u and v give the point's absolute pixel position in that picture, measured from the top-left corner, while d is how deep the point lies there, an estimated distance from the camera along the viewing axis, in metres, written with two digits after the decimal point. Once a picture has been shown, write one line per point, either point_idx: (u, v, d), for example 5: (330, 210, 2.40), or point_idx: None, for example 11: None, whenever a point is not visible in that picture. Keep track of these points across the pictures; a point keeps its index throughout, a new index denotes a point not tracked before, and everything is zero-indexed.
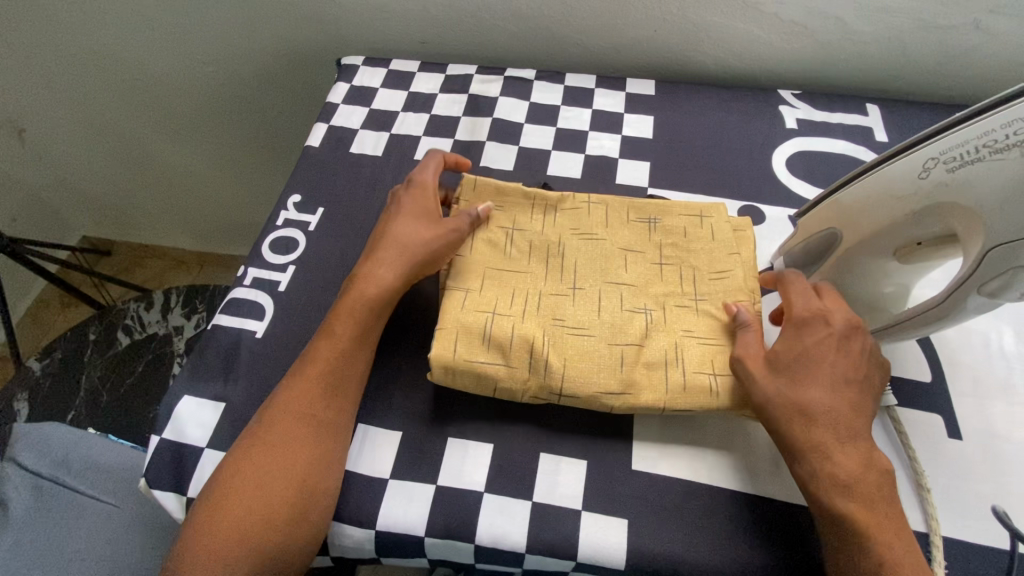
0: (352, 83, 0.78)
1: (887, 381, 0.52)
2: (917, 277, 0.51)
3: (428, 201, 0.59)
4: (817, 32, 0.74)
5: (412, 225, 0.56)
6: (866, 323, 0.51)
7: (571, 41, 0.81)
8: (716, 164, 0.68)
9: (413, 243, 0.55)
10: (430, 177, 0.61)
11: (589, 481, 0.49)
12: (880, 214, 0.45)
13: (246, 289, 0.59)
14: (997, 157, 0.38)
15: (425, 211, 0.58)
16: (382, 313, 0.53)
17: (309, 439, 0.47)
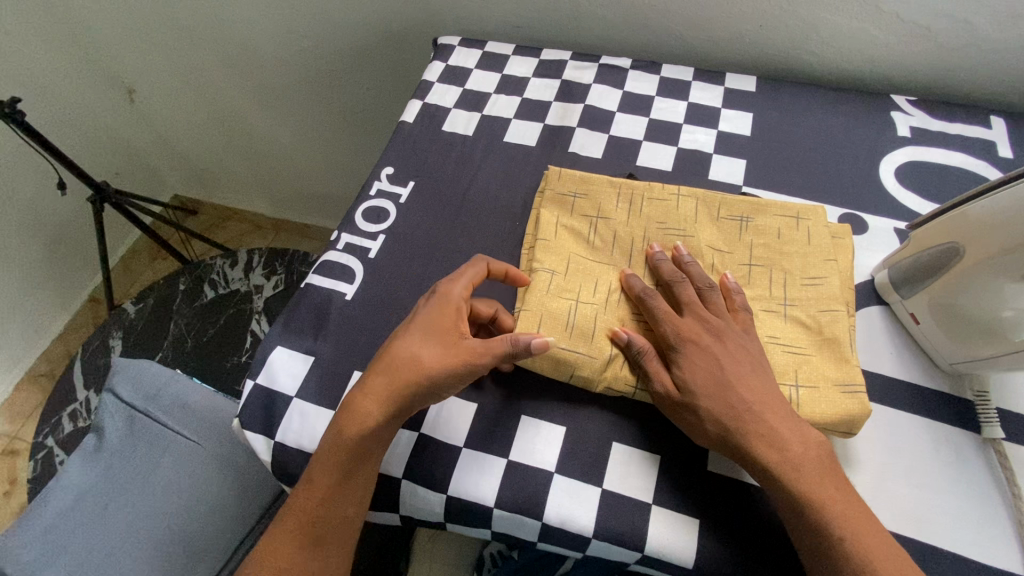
0: (447, 63, 0.79)
1: (994, 411, 0.48)
2: None
3: (453, 318, 0.50)
4: (942, 35, 0.69)
5: (411, 356, 0.47)
6: (982, 349, 0.47)
7: (670, 32, 0.79)
8: (817, 168, 0.65)
9: (410, 371, 0.47)
10: (459, 290, 0.51)
11: (660, 475, 0.48)
12: (1019, 228, 0.43)
13: (339, 252, 0.62)
14: None
15: (439, 325, 0.49)
16: (380, 447, 0.47)
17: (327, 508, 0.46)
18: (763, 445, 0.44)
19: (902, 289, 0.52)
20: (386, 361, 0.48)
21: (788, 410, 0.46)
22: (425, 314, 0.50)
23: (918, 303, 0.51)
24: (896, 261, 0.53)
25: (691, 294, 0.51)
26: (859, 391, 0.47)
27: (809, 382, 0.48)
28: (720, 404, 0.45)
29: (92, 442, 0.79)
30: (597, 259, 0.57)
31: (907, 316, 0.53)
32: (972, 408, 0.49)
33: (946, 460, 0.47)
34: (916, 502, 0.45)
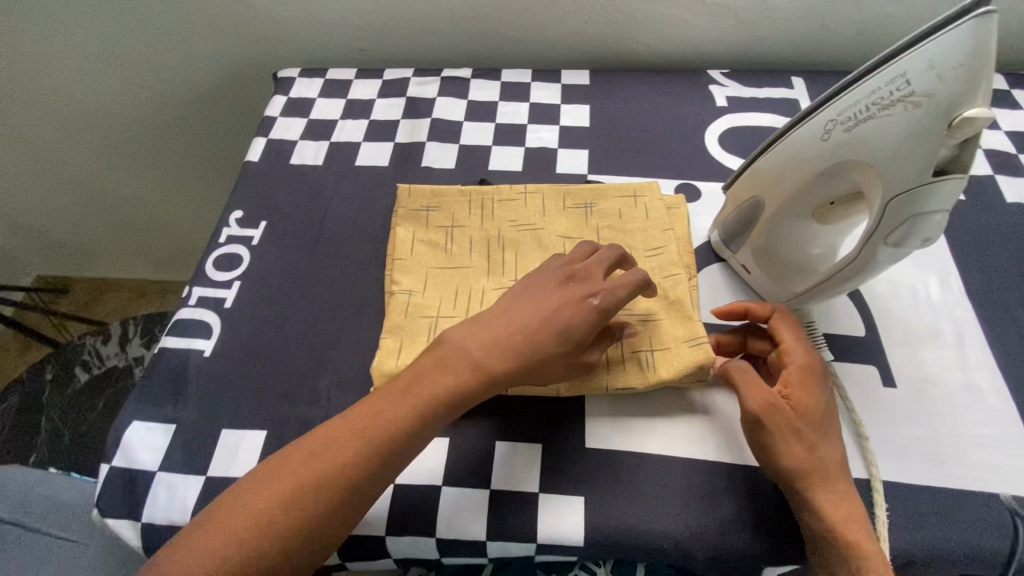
0: (289, 96, 0.78)
1: (820, 336, 0.54)
2: (843, 235, 0.51)
3: (542, 302, 0.49)
4: (739, 11, 0.76)
5: (494, 350, 0.46)
6: (798, 285, 0.52)
7: (505, 37, 0.82)
8: (651, 147, 0.70)
9: (476, 372, 0.46)
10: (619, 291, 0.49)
11: (546, 463, 0.49)
12: (793, 177, 0.45)
13: (192, 309, 0.59)
14: (885, 113, 0.37)
15: (584, 309, 0.48)
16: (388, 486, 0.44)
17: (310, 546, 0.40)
18: (833, 463, 0.44)
19: (732, 245, 0.57)
20: (454, 360, 0.46)
21: (829, 400, 0.46)
22: (577, 327, 0.47)
23: (745, 255, 0.56)
24: (720, 221, 0.58)
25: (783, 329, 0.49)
26: (703, 342, 0.50)
27: (661, 346, 0.51)
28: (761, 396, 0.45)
29: None
30: (456, 265, 0.57)
31: (740, 267, 0.57)
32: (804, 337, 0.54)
33: None
34: None
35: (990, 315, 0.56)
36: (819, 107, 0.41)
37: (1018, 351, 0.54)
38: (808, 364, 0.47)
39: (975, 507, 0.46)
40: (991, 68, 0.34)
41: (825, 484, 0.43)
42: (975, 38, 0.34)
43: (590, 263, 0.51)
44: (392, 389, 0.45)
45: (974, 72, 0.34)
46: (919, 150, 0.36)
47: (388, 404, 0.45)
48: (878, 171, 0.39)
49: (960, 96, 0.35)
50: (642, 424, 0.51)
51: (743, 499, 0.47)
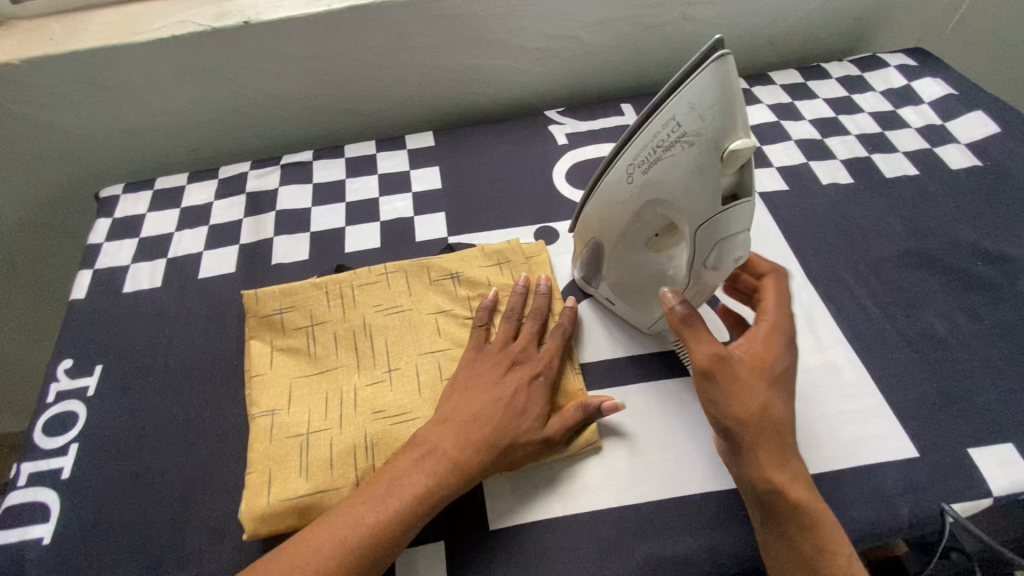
0: (114, 216, 0.71)
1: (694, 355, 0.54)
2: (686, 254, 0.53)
3: (496, 387, 0.49)
4: (560, 52, 0.80)
5: (468, 443, 0.46)
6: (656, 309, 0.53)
7: (341, 112, 0.80)
8: (505, 196, 0.71)
9: (460, 454, 0.45)
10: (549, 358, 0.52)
11: (451, 559, 0.46)
12: (617, 220, 0.47)
13: (22, 490, 0.51)
14: (669, 153, 0.40)
15: (535, 386, 0.50)
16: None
17: None
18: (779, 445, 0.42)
19: (592, 282, 0.58)
20: (419, 452, 0.46)
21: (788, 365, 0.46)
22: (532, 398, 0.49)
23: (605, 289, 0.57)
24: (576, 260, 0.58)
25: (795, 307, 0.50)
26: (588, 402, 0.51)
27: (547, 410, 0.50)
28: (713, 355, 0.43)
29: None
30: (323, 370, 0.54)
31: (605, 299, 0.58)
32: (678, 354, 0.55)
33: (677, 411, 0.53)
34: (669, 462, 0.50)
35: (832, 292, 0.61)
36: (615, 155, 0.43)
37: (860, 320, 0.59)
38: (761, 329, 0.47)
39: (855, 482, 0.49)
40: (738, 106, 0.38)
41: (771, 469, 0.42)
42: (719, 80, 0.37)
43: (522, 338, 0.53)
44: (377, 491, 0.44)
45: (727, 108, 0.37)
46: (705, 186, 0.39)
47: (365, 502, 0.43)
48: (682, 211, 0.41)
49: (722, 131, 0.38)
50: (543, 487, 0.49)
51: (654, 540, 0.46)
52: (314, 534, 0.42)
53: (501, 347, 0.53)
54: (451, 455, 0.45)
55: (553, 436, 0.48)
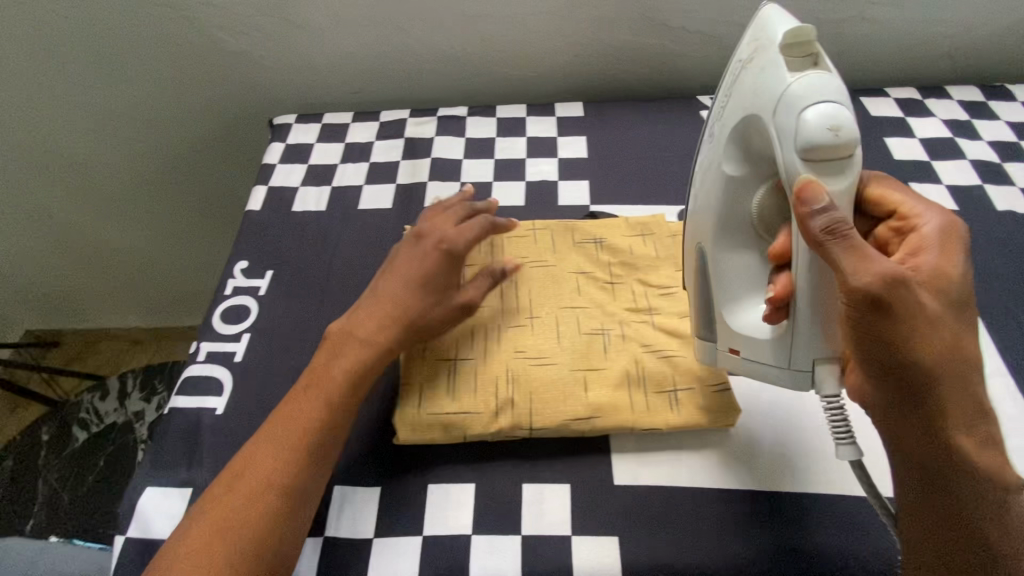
0: (286, 142, 0.78)
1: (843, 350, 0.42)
2: None
3: (381, 294, 0.52)
4: (723, 39, 0.79)
5: (379, 323, 0.50)
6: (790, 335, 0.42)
7: (496, 74, 0.83)
8: (650, 175, 0.71)
9: (365, 351, 0.49)
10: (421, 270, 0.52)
11: (577, 504, 0.48)
12: (710, 192, 0.45)
13: (202, 365, 0.58)
14: (737, 80, 0.42)
15: (414, 290, 0.52)
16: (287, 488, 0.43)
17: (276, 506, 0.43)
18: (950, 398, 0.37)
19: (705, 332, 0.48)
20: (352, 343, 0.50)
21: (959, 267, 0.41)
22: (394, 295, 0.52)
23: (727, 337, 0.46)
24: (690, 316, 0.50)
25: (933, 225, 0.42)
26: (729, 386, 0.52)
27: (685, 385, 0.52)
28: (886, 266, 0.36)
29: None
30: None
31: (730, 353, 0.47)
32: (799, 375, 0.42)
33: (811, 411, 0.53)
34: (805, 459, 0.50)
35: (999, 324, 0.57)
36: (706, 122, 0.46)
37: None
38: (925, 232, 0.42)
39: None
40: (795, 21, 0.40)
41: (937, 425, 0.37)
42: (773, 15, 0.41)
43: (414, 248, 0.54)
44: (294, 395, 0.48)
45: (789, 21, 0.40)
46: (770, 82, 0.39)
47: (298, 405, 0.47)
48: (758, 118, 0.40)
49: (773, 42, 0.40)
50: (669, 456, 0.51)
51: (781, 529, 0.46)
52: (304, 412, 0.46)
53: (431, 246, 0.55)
54: (345, 369, 0.49)
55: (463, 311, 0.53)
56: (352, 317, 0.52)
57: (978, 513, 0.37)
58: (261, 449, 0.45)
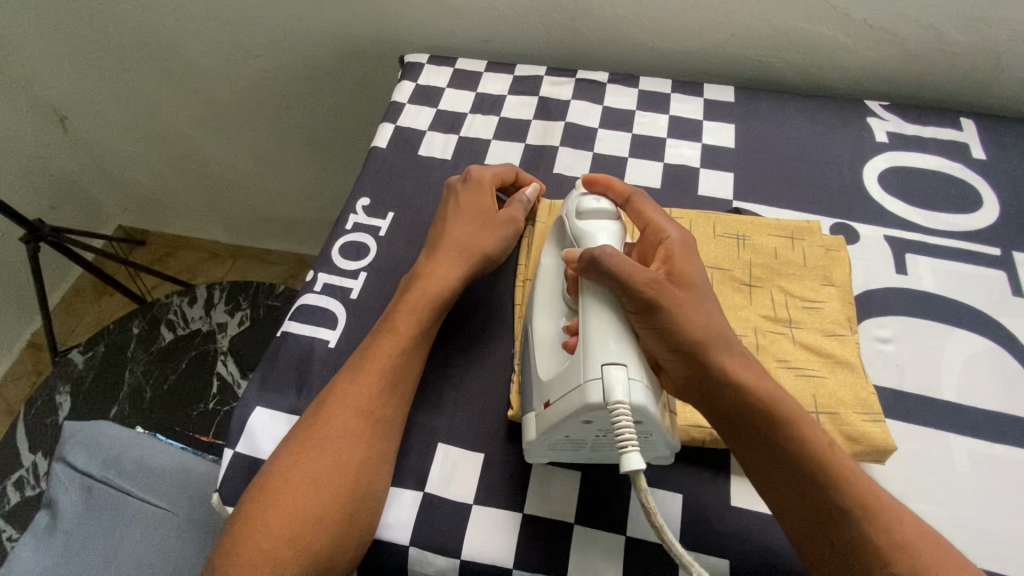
0: (417, 82, 0.75)
1: (636, 363, 0.41)
2: (591, 334, 0.43)
3: (460, 227, 0.56)
4: (910, 41, 0.70)
5: (447, 262, 0.54)
6: (572, 383, 0.42)
7: (642, 43, 0.77)
8: (801, 178, 0.65)
9: (442, 288, 0.52)
10: (489, 211, 0.57)
11: (688, 517, 0.45)
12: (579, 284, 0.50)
13: (318, 295, 0.57)
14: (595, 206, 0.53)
15: (491, 230, 0.56)
16: (378, 416, 0.47)
17: (357, 438, 0.46)
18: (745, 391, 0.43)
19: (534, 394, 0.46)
20: (420, 283, 0.53)
21: (704, 275, 0.48)
22: (465, 232, 0.55)
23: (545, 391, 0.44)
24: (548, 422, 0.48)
25: (674, 237, 0.49)
26: (880, 418, 0.47)
27: (828, 409, 0.47)
28: (641, 275, 0.43)
29: (44, 521, 0.68)
30: None
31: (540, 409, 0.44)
32: (592, 383, 0.40)
33: (960, 471, 0.48)
34: (944, 523, 0.45)
35: None
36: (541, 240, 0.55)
37: None
38: (670, 243, 0.48)
39: None
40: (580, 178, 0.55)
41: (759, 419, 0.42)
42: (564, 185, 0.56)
43: (483, 187, 0.58)
44: (381, 327, 0.51)
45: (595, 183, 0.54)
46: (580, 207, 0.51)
47: (387, 338, 0.50)
48: (560, 219, 0.53)
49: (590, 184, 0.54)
50: None
51: None
52: (390, 349, 0.49)
53: (472, 194, 0.57)
54: (419, 303, 0.51)
55: (492, 259, 0.55)
56: (423, 262, 0.55)
57: (835, 491, 0.40)
58: (363, 375, 0.48)
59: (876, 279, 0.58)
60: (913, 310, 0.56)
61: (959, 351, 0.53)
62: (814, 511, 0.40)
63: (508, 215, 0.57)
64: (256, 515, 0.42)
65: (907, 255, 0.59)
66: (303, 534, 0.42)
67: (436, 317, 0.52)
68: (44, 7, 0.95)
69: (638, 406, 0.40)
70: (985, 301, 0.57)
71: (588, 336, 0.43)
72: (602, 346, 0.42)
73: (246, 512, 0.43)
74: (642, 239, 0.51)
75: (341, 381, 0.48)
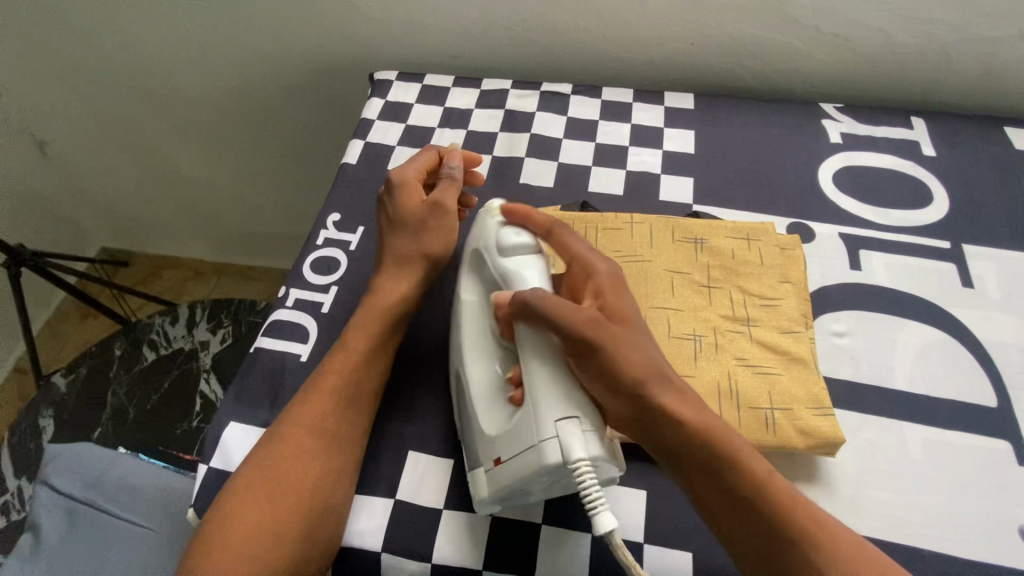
0: (386, 99, 0.77)
1: (586, 412, 0.42)
2: (539, 387, 0.43)
3: (397, 241, 0.56)
4: (859, 45, 0.73)
5: (394, 277, 0.55)
6: (528, 440, 0.42)
7: (605, 54, 0.80)
8: (759, 181, 0.68)
9: (394, 305, 0.53)
10: (415, 210, 0.56)
11: (651, 512, 0.47)
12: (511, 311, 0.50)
13: (289, 310, 0.58)
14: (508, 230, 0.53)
15: (425, 233, 0.55)
16: (338, 432, 0.48)
17: (318, 456, 0.47)
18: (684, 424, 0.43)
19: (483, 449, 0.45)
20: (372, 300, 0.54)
21: (634, 306, 0.48)
22: (401, 243, 0.56)
23: (497, 447, 0.44)
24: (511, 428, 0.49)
25: (602, 268, 0.48)
26: (831, 412, 0.49)
27: (782, 405, 0.49)
28: (575, 315, 0.43)
29: (27, 544, 0.68)
30: None
31: (491, 463, 0.44)
32: (547, 442, 0.41)
33: (913, 457, 0.50)
34: (898, 508, 0.47)
35: None
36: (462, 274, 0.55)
37: None
38: (598, 277, 0.48)
39: None
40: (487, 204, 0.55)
41: (695, 450, 0.43)
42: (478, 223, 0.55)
43: (406, 189, 0.57)
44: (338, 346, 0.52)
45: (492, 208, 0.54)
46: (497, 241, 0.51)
47: (343, 357, 0.51)
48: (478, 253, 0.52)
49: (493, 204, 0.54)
50: None
51: None
52: (347, 367, 0.50)
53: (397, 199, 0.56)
54: (373, 321, 0.53)
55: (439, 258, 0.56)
56: (374, 281, 0.56)
57: (787, 515, 0.41)
58: (326, 393, 0.49)
59: (831, 276, 0.60)
60: (867, 304, 0.58)
61: (911, 342, 0.56)
62: (768, 540, 0.41)
63: (438, 203, 0.56)
64: (220, 531, 0.43)
65: (861, 251, 0.62)
66: (266, 550, 0.43)
67: (395, 332, 0.53)
68: (19, 35, 0.96)
69: (598, 457, 0.40)
70: (936, 292, 0.59)
71: (533, 390, 0.43)
72: (550, 400, 0.42)
73: (211, 528, 0.44)
74: (570, 271, 0.50)
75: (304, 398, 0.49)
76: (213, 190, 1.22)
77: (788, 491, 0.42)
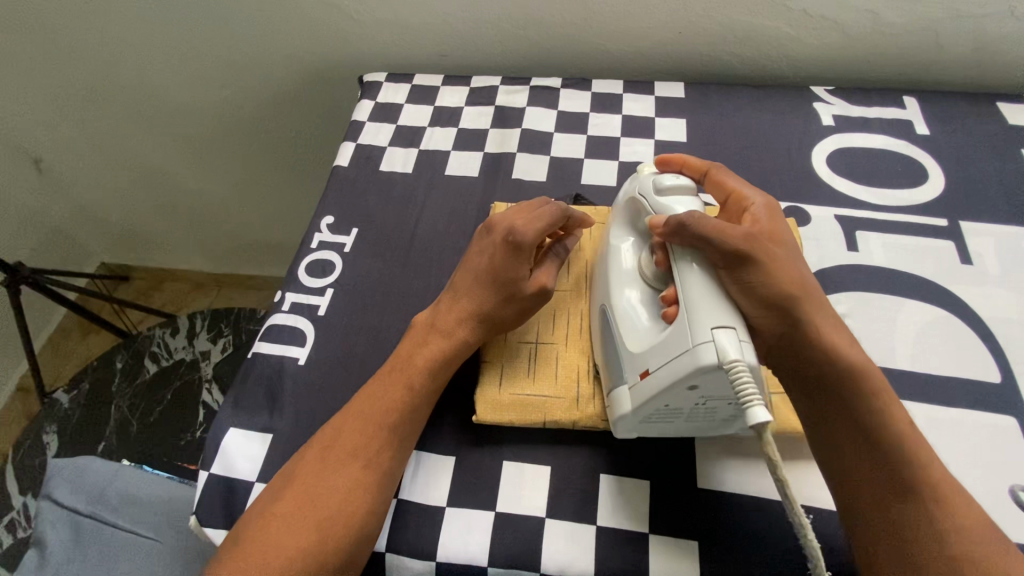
0: (376, 100, 0.77)
1: (740, 324, 0.40)
2: (697, 302, 0.41)
3: (479, 293, 0.51)
4: (848, 27, 0.72)
5: (455, 323, 0.51)
6: (677, 351, 0.40)
7: (593, 47, 0.80)
8: (753, 166, 0.67)
9: (451, 346, 0.50)
10: (522, 275, 0.50)
11: (655, 501, 0.46)
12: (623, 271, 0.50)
13: (286, 314, 0.58)
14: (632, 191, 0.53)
15: (512, 298, 0.50)
16: (374, 467, 0.45)
17: (347, 489, 0.44)
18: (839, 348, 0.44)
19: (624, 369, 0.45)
20: (434, 339, 0.50)
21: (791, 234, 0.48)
22: (484, 301, 0.50)
23: (641, 360, 0.43)
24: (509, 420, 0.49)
25: (757, 200, 0.49)
26: None
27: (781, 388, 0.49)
28: (737, 233, 0.43)
29: (33, 559, 0.68)
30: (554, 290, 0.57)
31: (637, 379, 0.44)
32: (702, 346, 0.39)
33: None
34: None
35: None
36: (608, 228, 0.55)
37: None
38: (755, 207, 0.49)
39: None
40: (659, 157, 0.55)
41: (856, 370, 0.43)
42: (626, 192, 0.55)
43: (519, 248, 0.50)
44: (382, 375, 0.49)
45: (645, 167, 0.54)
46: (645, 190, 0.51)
47: (385, 388, 0.48)
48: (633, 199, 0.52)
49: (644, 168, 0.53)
50: (758, 466, 0.48)
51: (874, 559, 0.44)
52: (389, 397, 0.48)
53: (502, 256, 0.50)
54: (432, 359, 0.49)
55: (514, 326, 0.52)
56: (433, 314, 0.52)
57: (894, 438, 0.42)
58: (361, 421, 0.47)
59: (829, 258, 0.59)
60: (866, 285, 0.57)
61: (912, 321, 0.55)
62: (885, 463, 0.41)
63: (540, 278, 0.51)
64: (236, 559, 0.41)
65: (858, 233, 0.61)
66: None
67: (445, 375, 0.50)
68: (9, 53, 0.96)
69: (754, 365, 0.38)
70: (934, 270, 0.58)
71: (686, 306, 0.41)
72: (709, 307, 0.40)
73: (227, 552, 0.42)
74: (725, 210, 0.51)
75: (337, 425, 0.47)
76: (209, 200, 1.22)
77: (887, 409, 0.43)
